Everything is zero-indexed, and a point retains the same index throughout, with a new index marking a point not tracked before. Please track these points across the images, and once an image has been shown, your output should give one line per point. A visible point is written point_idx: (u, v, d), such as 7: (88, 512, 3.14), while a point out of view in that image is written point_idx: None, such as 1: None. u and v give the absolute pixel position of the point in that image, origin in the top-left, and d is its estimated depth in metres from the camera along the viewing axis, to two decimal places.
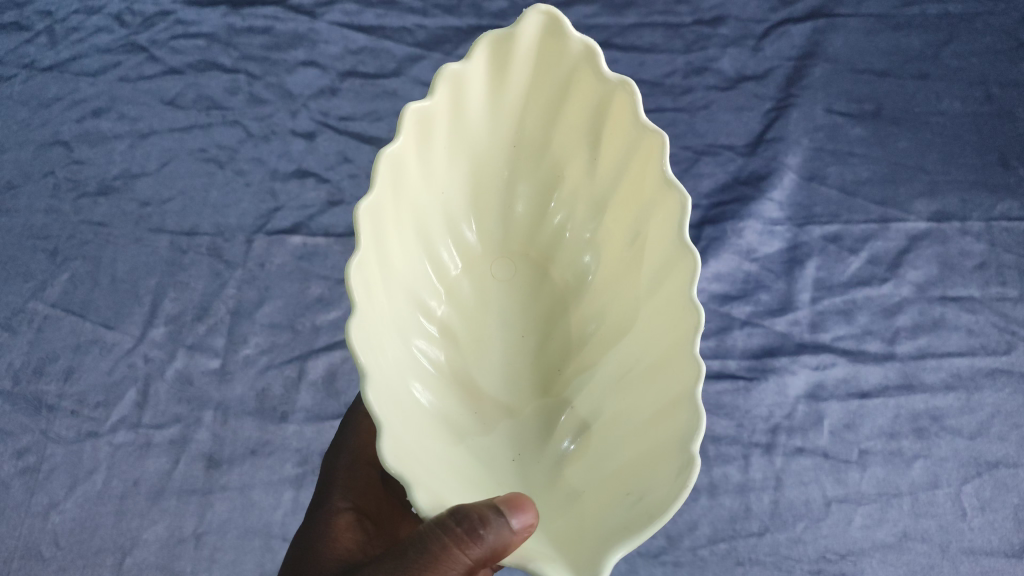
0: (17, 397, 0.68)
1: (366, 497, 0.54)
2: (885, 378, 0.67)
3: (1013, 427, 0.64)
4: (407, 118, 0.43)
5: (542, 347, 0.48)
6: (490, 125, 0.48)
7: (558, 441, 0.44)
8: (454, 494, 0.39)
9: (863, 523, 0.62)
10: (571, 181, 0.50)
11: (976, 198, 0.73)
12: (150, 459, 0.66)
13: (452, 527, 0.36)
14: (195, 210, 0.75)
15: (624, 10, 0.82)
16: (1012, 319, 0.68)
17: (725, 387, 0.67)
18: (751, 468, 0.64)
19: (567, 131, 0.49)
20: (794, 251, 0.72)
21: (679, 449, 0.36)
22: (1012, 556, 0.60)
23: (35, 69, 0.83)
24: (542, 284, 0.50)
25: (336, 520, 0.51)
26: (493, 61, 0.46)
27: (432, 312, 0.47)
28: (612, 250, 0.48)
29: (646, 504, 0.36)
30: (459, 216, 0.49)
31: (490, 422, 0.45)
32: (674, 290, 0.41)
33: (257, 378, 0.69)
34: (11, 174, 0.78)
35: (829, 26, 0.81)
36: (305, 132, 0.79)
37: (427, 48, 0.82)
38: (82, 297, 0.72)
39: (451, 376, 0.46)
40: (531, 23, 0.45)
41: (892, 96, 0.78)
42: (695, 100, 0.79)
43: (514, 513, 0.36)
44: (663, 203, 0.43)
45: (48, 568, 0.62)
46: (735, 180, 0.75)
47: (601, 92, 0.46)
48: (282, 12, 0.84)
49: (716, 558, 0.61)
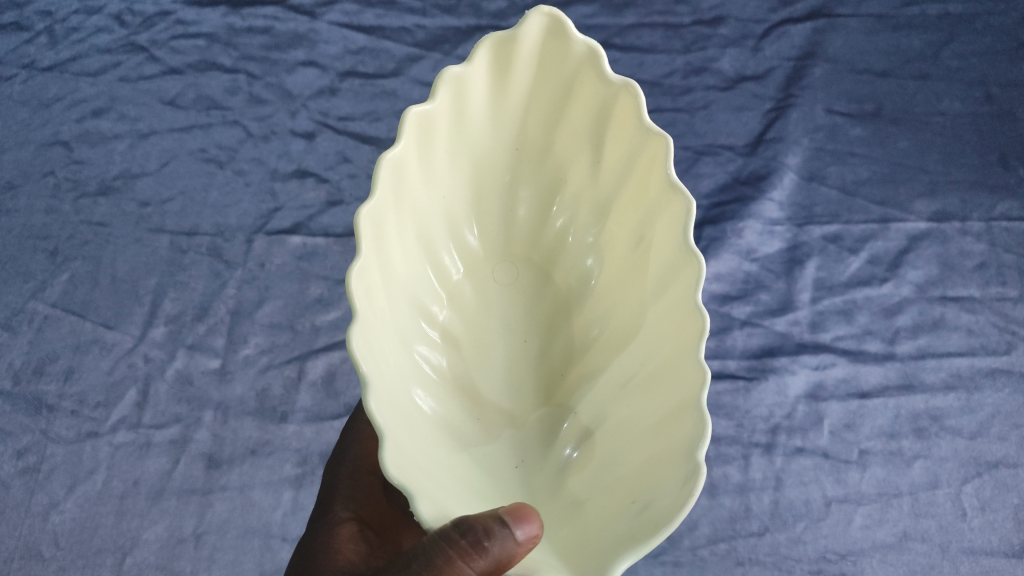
0: (17, 397, 0.68)
1: (368, 508, 0.55)
2: (885, 378, 0.67)
3: (1013, 427, 0.64)
4: (408, 121, 0.43)
5: (545, 352, 0.48)
6: (493, 127, 0.48)
7: (560, 448, 0.44)
8: (456, 504, 0.39)
9: (863, 523, 0.62)
10: (574, 184, 0.50)
11: (976, 198, 0.73)
12: (150, 459, 0.66)
13: (456, 540, 0.35)
14: (196, 210, 0.75)
15: (624, 10, 0.82)
16: (1012, 319, 0.68)
17: (725, 388, 0.67)
18: (751, 468, 0.64)
19: (570, 133, 0.49)
20: (793, 250, 0.72)
21: (684, 457, 0.36)
22: (1012, 556, 0.60)
23: (35, 70, 0.83)
24: (545, 288, 0.50)
25: (338, 531, 0.52)
26: (495, 63, 0.46)
27: (434, 317, 0.47)
28: (615, 254, 0.48)
29: (651, 513, 0.36)
30: (460, 220, 0.49)
31: (492, 429, 0.45)
32: (679, 295, 0.41)
33: (257, 378, 0.69)
34: (11, 174, 0.78)
35: (829, 26, 0.81)
36: (304, 132, 0.79)
37: (427, 48, 0.82)
38: (82, 297, 0.72)
39: (453, 381, 0.46)
40: (533, 25, 0.45)
41: (892, 96, 0.78)
42: (695, 100, 0.79)
43: (518, 524, 0.36)
44: (668, 206, 0.43)
45: (48, 568, 0.62)
46: (735, 180, 0.75)
47: (605, 94, 0.46)
48: (282, 12, 0.84)
49: (716, 558, 0.61)
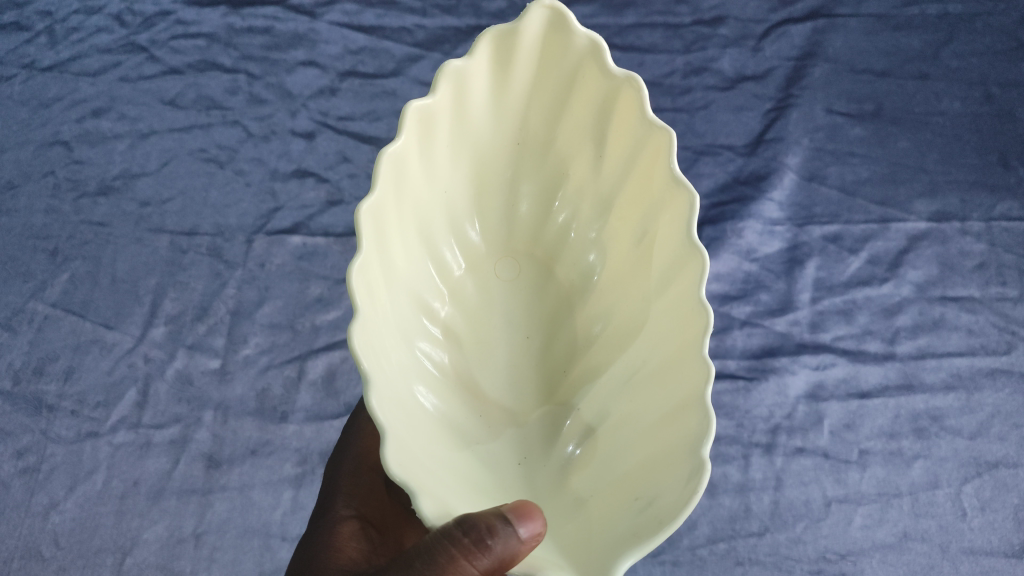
0: (16, 397, 0.68)
1: (370, 505, 0.55)
2: (885, 378, 0.67)
3: (1013, 427, 0.64)
4: (408, 117, 0.43)
5: (547, 348, 0.48)
6: (494, 123, 0.48)
7: (563, 445, 0.44)
8: (459, 501, 0.39)
9: (863, 523, 0.62)
10: (576, 180, 0.50)
11: (976, 198, 0.73)
12: (150, 459, 0.66)
13: (459, 538, 0.35)
14: (196, 210, 0.75)
15: (624, 10, 0.82)
16: (1012, 319, 0.68)
17: (725, 387, 0.67)
18: (750, 468, 0.64)
19: (572, 128, 0.49)
20: (793, 250, 0.72)
21: (689, 453, 0.36)
22: (1012, 556, 0.60)
23: (35, 70, 0.83)
24: (548, 284, 0.50)
25: (340, 529, 0.52)
26: (496, 57, 0.46)
27: (435, 313, 0.47)
28: (618, 249, 0.48)
29: (654, 510, 0.36)
30: (462, 216, 0.49)
31: (495, 426, 0.45)
32: (683, 291, 0.41)
33: (257, 378, 0.69)
34: (11, 174, 0.78)
35: (829, 26, 0.81)
36: (304, 132, 0.79)
37: (427, 48, 0.82)
38: (81, 297, 0.72)
39: (454, 377, 0.46)
40: (535, 18, 0.45)
41: (891, 96, 0.78)
42: (695, 100, 0.79)
43: (522, 522, 0.35)
44: (671, 201, 0.43)
45: (48, 568, 0.62)
46: (735, 180, 0.75)
47: (607, 88, 0.46)
48: (282, 12, 0.84)
49: (716, 558, 0.61)
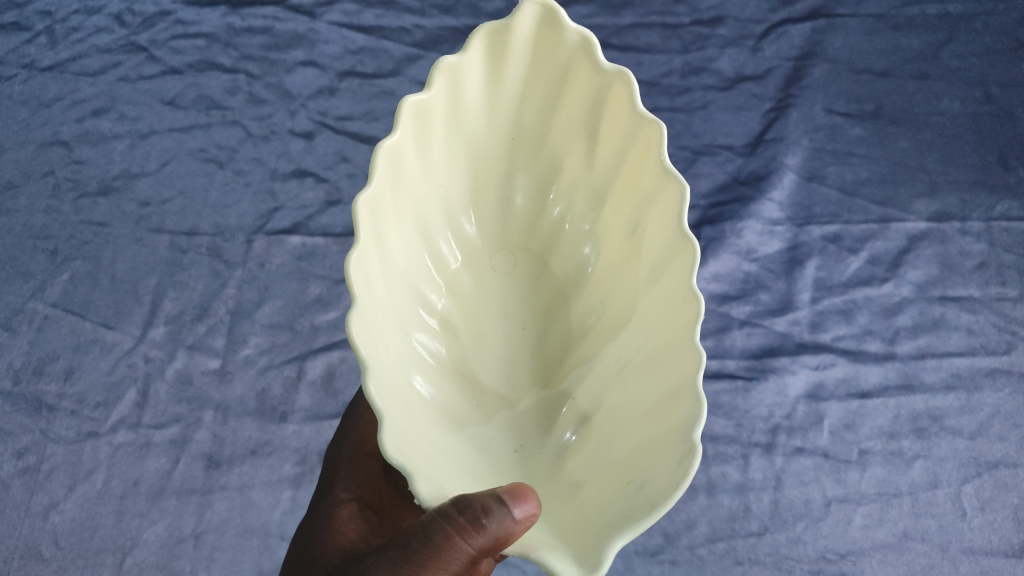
0: (17, 397, 0.68)
1: (369, 488, 0.55)
2: (885, 378, 0.67)
3: (1013, 427, 0.64)
4: (405, 110, 0.43)
5: (542, 339, 0.48)
6: (488, 116, 0.48)
7: (558, 433, 0.44)
8: (455, 485, 0.39)
9: (863, 523, 0.62)
10: (570, 173, 0.50)
11: (976, 198, 0.73)
12: (150, 459, 0.66)
13: (454, 517, 0.36)
14: (196, 210, 0.75)
15: (623, 10, 0.82)
16: (1012, 319, 0.68)
17: (724, 387, 0.67)
18: (750, 468, 0.64)
19: (566, 122, 0.49)
20: (793, 250, 0.72)
21: (681, 437, 0.36)
22: (1012, 556, 0.60)
23: (36, 70, 0.83)
24: (543, 276, 0.50)
25: (339, 512, 0.51)
26: (490, 52, 0.46)
27: (432, 305, 0.47)
28: (612, 240, 0.48)
29: (647, 494, 0.36)
30: (458, 208, 0.49)
31: (490, 413, 0.45)
32: (674, 280, 0.41)
33: (256, 378, 0.69)
34: (11, 174, 0.78)
35: (828, 26, 0.81)
36: (304, 132, 0.79)
37: (426, 48, 0.82)
38: (81, 297, 0.72)
39: (452, 368, 0.46)
40: (527, 14, 0.45)
41: (891, 95, 0.78)
42: (694, 100, 0.79)
43: (516, 503, 0.35)
44: (662, 193, 0.43)
45: (48, 568, 0.62)
46: (734, 180, 0.75)
47: (599, 83, 0.46)
48: (282, 12, 0.84)
49: (716, 558, 0.61)
